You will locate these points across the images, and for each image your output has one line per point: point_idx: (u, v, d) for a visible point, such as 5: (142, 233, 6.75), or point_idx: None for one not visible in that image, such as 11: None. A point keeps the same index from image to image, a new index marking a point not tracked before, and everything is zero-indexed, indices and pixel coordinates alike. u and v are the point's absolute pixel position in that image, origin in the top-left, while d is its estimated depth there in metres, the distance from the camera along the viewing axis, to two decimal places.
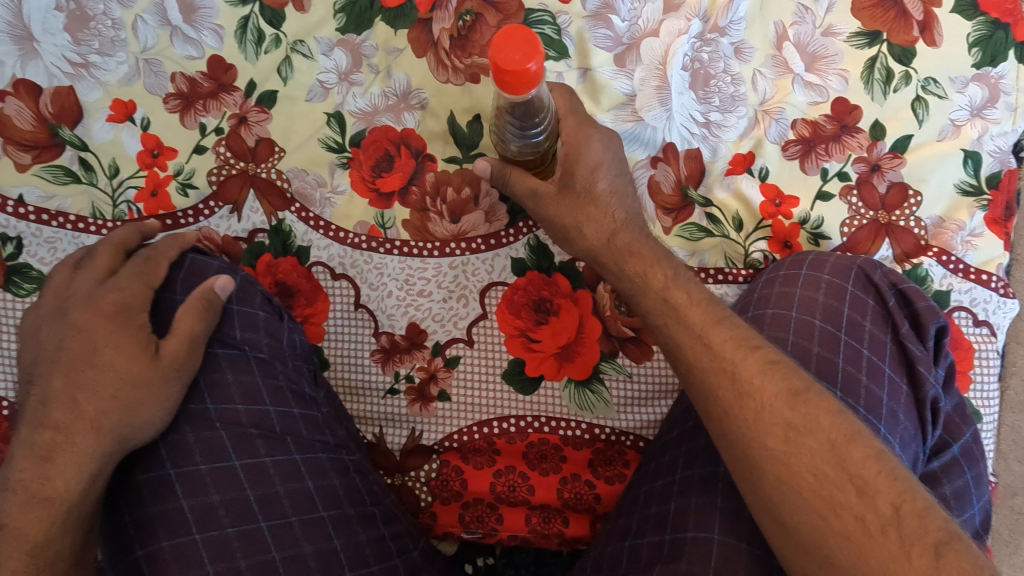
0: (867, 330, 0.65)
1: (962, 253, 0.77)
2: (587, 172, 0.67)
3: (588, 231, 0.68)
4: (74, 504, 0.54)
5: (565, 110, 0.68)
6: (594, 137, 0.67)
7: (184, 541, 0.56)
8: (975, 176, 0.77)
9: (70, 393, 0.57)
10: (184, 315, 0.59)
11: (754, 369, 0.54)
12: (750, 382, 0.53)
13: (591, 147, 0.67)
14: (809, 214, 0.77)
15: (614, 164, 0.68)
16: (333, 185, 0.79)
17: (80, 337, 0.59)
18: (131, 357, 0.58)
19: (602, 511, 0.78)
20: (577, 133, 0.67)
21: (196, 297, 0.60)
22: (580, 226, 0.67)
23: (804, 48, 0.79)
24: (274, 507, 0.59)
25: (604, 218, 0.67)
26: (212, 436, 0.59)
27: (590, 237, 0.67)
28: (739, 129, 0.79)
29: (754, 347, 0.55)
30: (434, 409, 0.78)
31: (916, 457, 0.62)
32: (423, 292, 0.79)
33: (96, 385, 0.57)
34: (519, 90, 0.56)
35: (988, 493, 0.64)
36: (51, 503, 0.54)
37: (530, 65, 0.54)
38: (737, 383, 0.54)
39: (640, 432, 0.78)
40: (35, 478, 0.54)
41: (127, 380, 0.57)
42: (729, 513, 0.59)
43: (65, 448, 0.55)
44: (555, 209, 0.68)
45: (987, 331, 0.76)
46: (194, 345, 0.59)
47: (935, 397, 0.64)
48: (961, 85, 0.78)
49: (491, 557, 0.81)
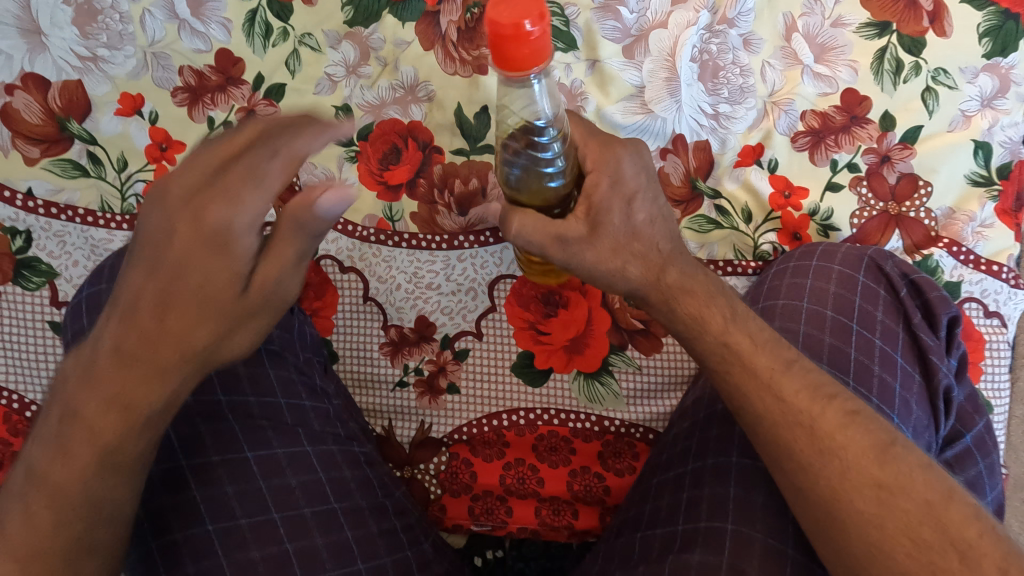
0: (879, 320, 0.65)
1: (973, 244, 0.77)
2: (620, 202, 0.56)
3: (633, 271, 0.57)
4: (106, 444, 0.48)
5: (586, 131, 0.58)
6: (625, 157, 0.56)
7: (198, 531, 0.56)
8: (985, 167, 0.77)
9: (209, 324, 0.47)
10: (288, 240, 0.47)
11: (834, 424, 0.50)
12: (831, 438, 0.50)
13: (623, 169, 0.56)
14: (819, 205, 0.77)
15: (649, 191, 0.57)
16: (341, 178, 0.79)
17: (177, 265, 0.46)
18: (244, 280, 0.47)
19: (612, 503, 0.77)
20: (604, 153, 0.56)
21: (302, 201, 0.45)
22: (624, 267, 0.57)
23: (813, 39, 0.79)
24: (286, 498, 0.59)
25: (649, 253, 0.57)
26: (225, 427, 0.59)
27: (636, 276, 0.57)
28: (748, 120, 0.78)
29: (830, 396, 0.52)
30: (443, 402, 0.78)
31: (929, 447, 0.62)
32: (432, 285, 0.79)
33: (121, 326, 0.48)
34: (517, 62, 0.47)
35: (1000, 483, 0.65)
36: (75, 461, 0.47)
37: (528, 28, 0.45)
38: (816, 440, 0.50)
39: (650, 424, 0.77)
40: (63, 434, 0.48)
41: (145, 331, 0.47)
42: (741, 503, 0.58)
43: (98, 411, 0.47)
44: (592, 250, 0.56)
45: (997, 322, 0.76)
46: (269, 281, 0.48)
47: (948, 386, 0.64)
48: (971, 75, 0.77)
49: (501, 549, 0.80)
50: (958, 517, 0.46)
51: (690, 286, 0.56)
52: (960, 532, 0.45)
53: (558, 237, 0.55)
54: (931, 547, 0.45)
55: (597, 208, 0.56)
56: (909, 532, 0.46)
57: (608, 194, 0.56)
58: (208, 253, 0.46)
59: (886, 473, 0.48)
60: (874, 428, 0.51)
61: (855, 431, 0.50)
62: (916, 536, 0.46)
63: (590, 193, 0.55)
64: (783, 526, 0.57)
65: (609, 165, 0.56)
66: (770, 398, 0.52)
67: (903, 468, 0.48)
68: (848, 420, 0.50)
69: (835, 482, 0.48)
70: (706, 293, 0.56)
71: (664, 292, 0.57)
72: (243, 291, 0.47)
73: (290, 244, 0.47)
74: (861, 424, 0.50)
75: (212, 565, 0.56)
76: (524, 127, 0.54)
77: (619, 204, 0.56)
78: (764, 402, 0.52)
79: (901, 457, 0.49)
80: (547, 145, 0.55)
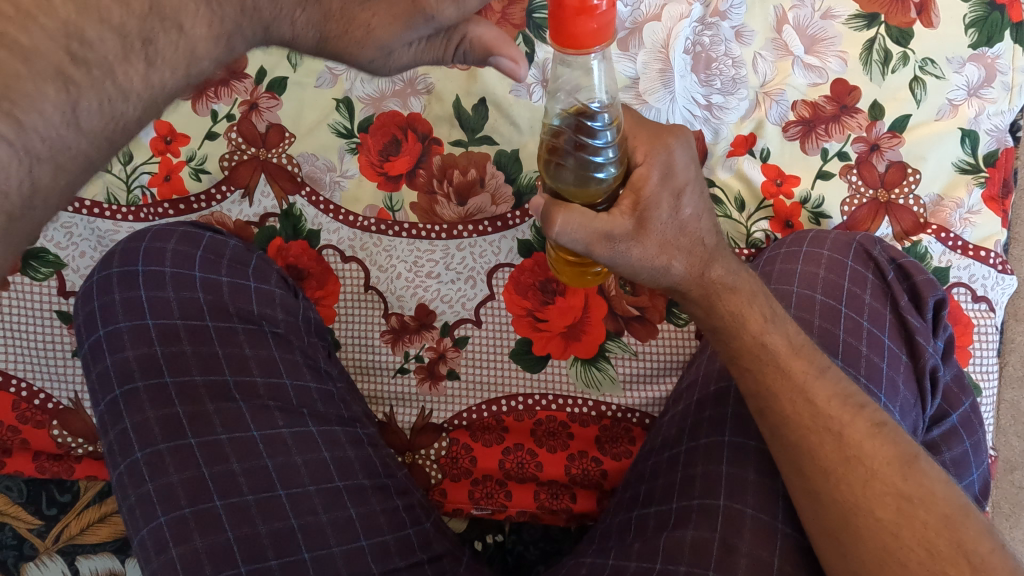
0: (868, 303, 0.66)
1: (961, 230, 0.78)
2: (669, 196, 0.55)
3: (678, 267, 0.57)
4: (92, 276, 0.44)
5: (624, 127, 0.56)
6: (676, 149, 0.55)
7: (206, 506, 0.58)
8: (972, 154, 0.79)
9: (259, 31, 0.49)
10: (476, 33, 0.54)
11: (862, 433, 0.54)
12: (857, 446, 0.53)
13: (674, 160, 0.55)
14: (810, 194, 0.79)
15: (697, 184, 0.57)
16: (342, 169, 0.81)
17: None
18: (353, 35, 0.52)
19: (609, 486, 0.79)
20: (654, 144, 0.55)
21: (489, 43, 0.54)
22: (668, 264, 0.57)
23: (803, 31, 0.80)
24: (292, 476, 0.61)
25: (694, 249, 0.57)
26: (233, 407, 0.61)
27: (680, 272, 0.58)
28: (741, 110, 0.80)
29: (860, 405, 0.55)
30: (443, 388, 0.80)
31: (915, 425, 0.64)
32: (432, 274, 0.80)
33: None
34: (580, 39, 0.45)
35: (985, 460, 0.67)
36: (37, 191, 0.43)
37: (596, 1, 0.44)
38: (842, 447, 0.54)
39: (646, 409, 0.79)
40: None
41: None
42: (734, 479, 0.60)
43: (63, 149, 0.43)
44: (639, 246, 0.55)
45: (985, 307, 0.78)
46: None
47: (935, 366, 0.66)
48: (958, 65, 0.79)
49: (501, 533, 0.82)
50: (973, 533, 0.50)
51: (733, 284, 0.58)
52: (972, 545, 0.49)
53: (606, 235, 0.53)
54: (946, 558, 0.49)
55: (645, 204, 0.54)
56: (926, 542, 0.50)
57: (657, 189, 0.54)
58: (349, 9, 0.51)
59: (909, 485, 0.52)
60: (896, 440, 0.54)
61: (880, 441, 0.53)
62: (932, 547, 0.50)
63: (639, 187, 0.54)
64: (772, 501, 0.59)
65: (659, 156, 0.55)
66: (800, 399, 0.56)
67: (926, 481, 0.52)
68: (875, 431, 0.54)
69: (856, 490, 0.52)
70: (750, 292, 0.59)
71: (707, 289, 0.58)
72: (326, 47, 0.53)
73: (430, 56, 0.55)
74: (886, 435, 0.54)
75: (219, 539, 0.57)
76: (575, 112, 0.54)
77: (667, 199, 0.55)
78: (763, 375, 0.57)
79: (924, 472, 0.52)
80: (598, 132, 0.54)
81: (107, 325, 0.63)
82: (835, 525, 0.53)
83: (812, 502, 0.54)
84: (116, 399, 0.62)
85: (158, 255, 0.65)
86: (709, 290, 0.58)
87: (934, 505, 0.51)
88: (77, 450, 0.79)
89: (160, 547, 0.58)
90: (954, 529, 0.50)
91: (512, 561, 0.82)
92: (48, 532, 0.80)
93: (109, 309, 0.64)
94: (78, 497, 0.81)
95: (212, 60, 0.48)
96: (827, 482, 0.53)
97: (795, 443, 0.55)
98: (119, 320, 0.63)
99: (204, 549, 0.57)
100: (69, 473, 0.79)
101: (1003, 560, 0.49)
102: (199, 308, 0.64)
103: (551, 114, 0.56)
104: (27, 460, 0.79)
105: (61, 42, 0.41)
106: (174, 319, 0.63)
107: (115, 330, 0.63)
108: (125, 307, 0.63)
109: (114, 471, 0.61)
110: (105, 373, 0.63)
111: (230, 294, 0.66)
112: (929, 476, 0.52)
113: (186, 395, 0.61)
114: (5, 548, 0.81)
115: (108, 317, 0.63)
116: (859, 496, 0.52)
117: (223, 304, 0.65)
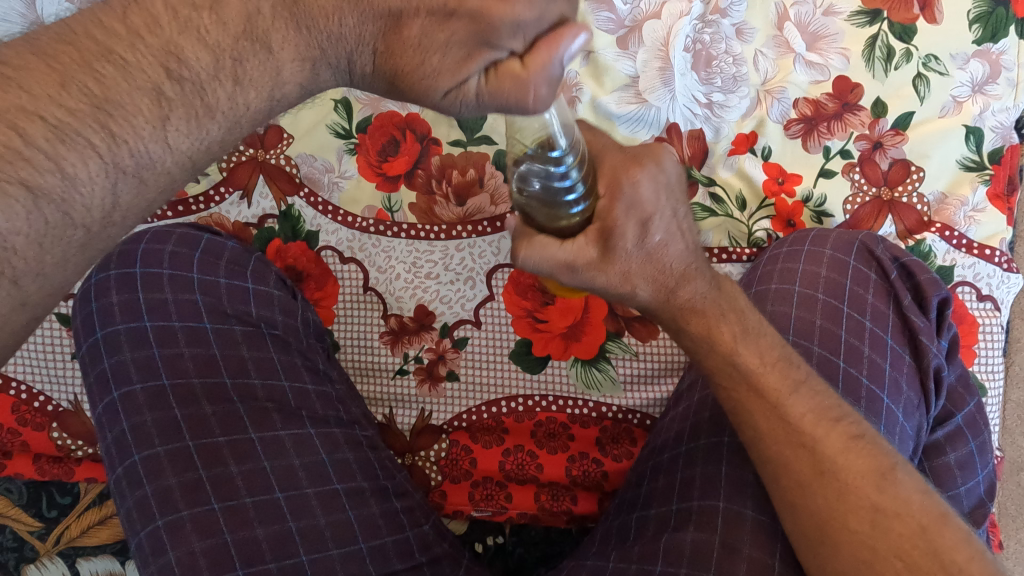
0: (870, 302, 0.65)
1: (965, 228, 0.77)
2: (636, 226, 0.50)
3: (644, 294, 0.55)
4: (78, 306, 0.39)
5: None
6: (642, 180, 0.50)
7: (203, 510, 0.58)
8: (977, 152, 0.78)
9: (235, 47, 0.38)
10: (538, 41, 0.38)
11: (836, 448, 0.54)
12: (832, 461, 0.54)
13: (640, 193, 0.50)
14: (812, 192, 0.78)
15: (666, 211, 0.52)
16: (340, 170, 0.80)
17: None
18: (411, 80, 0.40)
19: (610, 488, 0.78)
20: (617, 175, 0.50)
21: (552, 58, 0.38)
22: (632, 292, 0.55)
23: (805, 28, 0.80)
24: (289, 478, 0.60)
25: (663, 276, 0.54)
26: (231, 410, 0.61)
27: (646, 298, 0.56)
28: (742, 108, 0.79)
29: (836, 419, 0.55)
30: (443, 389, 0.79)
31: (919, 426, 0.63)
32: (431, 275, 0.80)
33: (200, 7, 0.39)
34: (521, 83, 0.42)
35: (991, 461, 0.66)
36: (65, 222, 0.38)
37: None
38: (816, 461, 0.54)
39: (647, 411, 0.78)
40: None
41: None
42: (734, 481, 0.60)
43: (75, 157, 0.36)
44: (603, 276, 0.52)
45: (990, 306, 0.77)
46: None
47: (939, 366, 0.65)
48: (962, 61, 0.78)
49: (501, 535, 0.81)
50: (949, 540, 0.50)
51: (700, 307, 0.57)
52: (950, 555, 0.50)
53: (570, 266, 0.50)
54: (923, 568, 0.50)
55: (609, 232, 0.50)
56: (901, 552, 0.51)
57: (623, 216, 0.50)
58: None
59: (884, 497, 0.52)
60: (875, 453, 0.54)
61: (855, 455, 0.54)
62: (908, 558, 0.50)
63: (605, 217, 0.50)
64: (772, 502, 0.59)
65: (623, 190, 0.50)
66: (773, 418, 0.56)
67: (901, 493, 0.52)
68: (851, 444, 0.54)
69: (832, 503, 0.53)
70: (719, 311, 0.57)
71: (676, 312, 0.57)
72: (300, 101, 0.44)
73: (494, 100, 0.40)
74: (862, 447, 0.54)
75: (216, 542, 0.57)
76: (534, 159, 0.47)
77: (634, 228, 0.50)
78: (736, 396, 0.57)
79: (899, 482, 0.53)
80: (565, 173, 0.48)
81: (104, 328, 0.63)
82: (812, 535, 0.53)
83: (813, 503, 0.53)
84: (114, 401, 0.61)
85: (156, 257, 0.65)
86: (677, 313, 0.57)
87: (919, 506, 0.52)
88: (78, 452, 0.79)
89: (158, 550, 0.58)
90: (929, 540, 0.50)
91: (513, 564, 0.81)
92: (48, 535, 0.80)
93: (107, 311, 0.63)
94: (79, 499, 0.81)
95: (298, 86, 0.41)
96: (806, 494, 0.54)
97: (785, 448, 0.55)
98: (117, 322, 0.63)
99: (202, 552, 0.57)
100: (69, 475, 0.80)
101: (982, 568, 0.49)
102: (197, 309, 0.64)
103: (513, 152, 0.49)
104: (27, 463, 0.79)
105: (158, 58, 0.36)
106: (172, 321, 0.63)
107: (113, 332, 0.63)
108: (123, 309, 0.63)
109: (112, 472, 0.61)
110: (103, 375, 0.62)
111: (228, 296, 0.66)
112: (905, 487, 0.53)
113: (184, 397, 0.61)
114: (5, 551, 0.80)
115: (106, 319, 0.63)
116: (845, 499, 0.53)
117: (222, 306, 0.65)
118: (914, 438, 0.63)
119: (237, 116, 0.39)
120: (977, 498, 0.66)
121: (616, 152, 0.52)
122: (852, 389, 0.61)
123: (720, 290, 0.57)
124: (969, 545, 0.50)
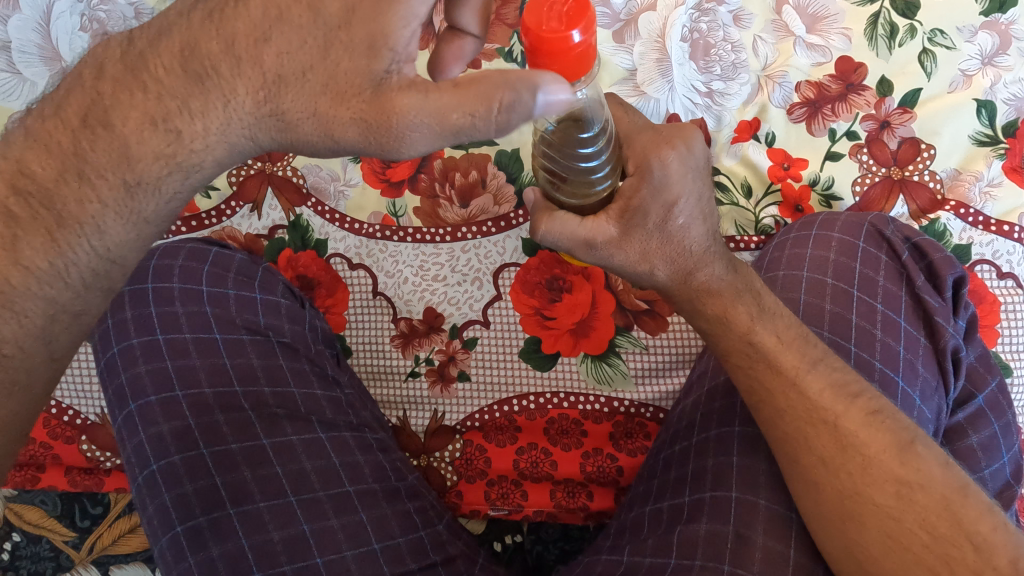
0: (881, 285, 0.64)
1: (981, 205, 0.75)
2: (659, 208, 0.54)
3: (661, 275, 0.57)
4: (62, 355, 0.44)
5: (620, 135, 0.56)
6: (671, 160, 0.53)
7: (219, 515, 0.60)
8: (990, 126, 0.76)
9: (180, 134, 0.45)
10: (456, 112, 0.45)
11: (856, 422, 0.53)
12: (853, 435, 0.53)
13: (667, 174, 0.53)
14: (819, 175, 0.77)
15: (692, 194, 0.55)
16: (345, 178, 0.82)
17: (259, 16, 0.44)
18: (364, 100, 0.45)
19: (626, 483, 0.78)
20: (645, 157, 0.54)
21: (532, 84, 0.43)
22: (651, 270, 0.57)
23: (804, 10, 0.79)
24: (302, 482, 0.62)
25: (680, 257, 0.56)
26: (243, 417, 0.63)
27: (664, 279, 0.58)
28: (743, 95, 0.78)
29: (854, 394, 0.54)
30: (455, 390, 0.80)
31: (939, 410, 0.62)
32: (438, 277, 0.81)
33: None
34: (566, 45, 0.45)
35: (1017, 443, 0.64)
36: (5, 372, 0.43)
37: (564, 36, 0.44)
38: (838, 437, 0.53)
39: (659, 404, 0.78)
40: None
41: None
42: (746, 471, 0.59)
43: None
44: (621, 253, 0.56)
45: (1012, 284, 0.74)
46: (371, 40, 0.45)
47: (956, 346, 0.63)
48: (970, 34, 0.77)
49: (519, 534, 0.82)
50: (973, 512, 0.49)
51: (716, 288, 0.57)
52: (974, 526, 0.49)
53: (588, 243, 0.55)
54: (948, 539, 0.49)
55: (634, 210, 0.54)
56: (926, 524, 0.50)
57: (647, 198, 0.53)
58: (353, 61, 0.45)
59: (906, 469, 0.51)
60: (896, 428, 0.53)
61: (874, 429, 0.53)
62: (933, 529, 0.49)
63: (629, 196, 0.54)
64: (786, 492, 0.58)
65: (652, 173, 0.53)
66: (791, 393, 0.55)
67: (922, 466, 0.51)
68: (869, 419, 0.53)
69: (855, 477, 0.52)
70: (728, 295, 0.57)
71: (690, 294, 0.58)
72: (278, 137, 0.47)
73: (457, 107, 0.45)
74: (881, 423, 0.53)
75: (232, 546, 0.59)
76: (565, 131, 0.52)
77: (656, 210, 0.54)
78: (753, 372, 0.56)
79: (920, 456, 0.52)
80: (592, 154, 0.53)
81: (120, 342, 0.65)
82: (836, 516, 0.52)
83: (830, 487, 0.53)
84: (131, 413, 0.63)
85: (166, 272, 0.67)
86: (691, 297, 0.58)
87: (936, 486, 0.50)
88: (106, 464, 0.81)
89: (178, 555, 0.60)
90: (953, 511, 0.50)
91: (533, 562, 0.82)
92: (82, 544, 0.84)
93: (122, 326, 0.65)
94: (109, 509, 0.84)
95: (151, 156, 0.44)
96: (826, 472, 0.53)
97: (790, 433, 0.55)
98: (131, 336, 0.65)
99: (219, 556, 0.59)
100: (99, 486, 0.82)
101: (1005, 537, 0.48)
102: (207, 320, 0.66)
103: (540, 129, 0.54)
104: (59, 475, 0.82)
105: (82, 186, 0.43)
106: (183, 333, 0.65)
107: (127, 346, 0.65)
108: (136, 324, 0.65)
109: (133, 482, 0.63)
110: (120, 389, 0.64)
111: (236, 306, 0.68)
112: (927, 460, 0.51)
113: (200, 405, 0.62)
114: (42, 560, 0.84)
115: (121, 334, 0.65)
116: (858, 481, 0.52)
117: (230, 316, 0.67)
118: (933, 422, 0.61)
119: (94, 226, 0.44)
120: (1003, 481, 0.64)
121: (643, 133, 0.55)
122: (865, 373, 0.60)
123: (736, 271, 0.58)
124: (993, 516, 0.49)
